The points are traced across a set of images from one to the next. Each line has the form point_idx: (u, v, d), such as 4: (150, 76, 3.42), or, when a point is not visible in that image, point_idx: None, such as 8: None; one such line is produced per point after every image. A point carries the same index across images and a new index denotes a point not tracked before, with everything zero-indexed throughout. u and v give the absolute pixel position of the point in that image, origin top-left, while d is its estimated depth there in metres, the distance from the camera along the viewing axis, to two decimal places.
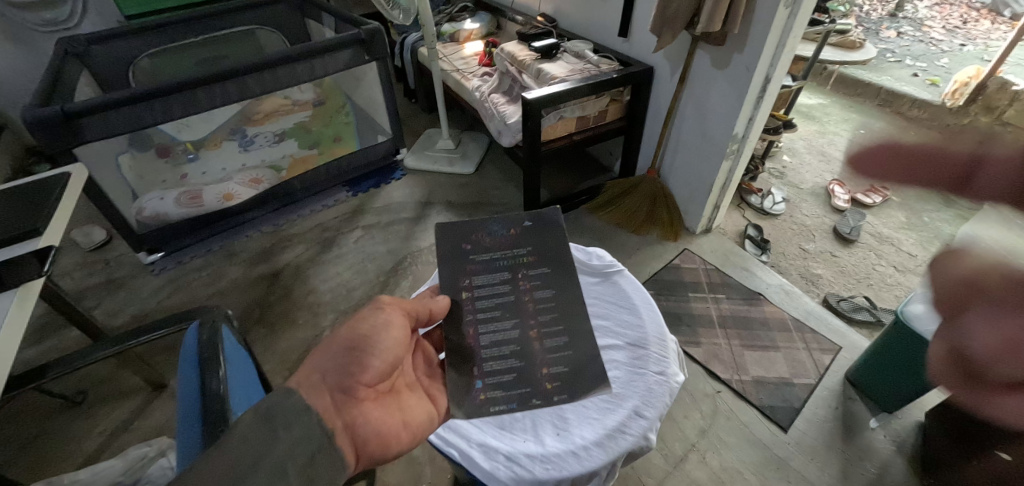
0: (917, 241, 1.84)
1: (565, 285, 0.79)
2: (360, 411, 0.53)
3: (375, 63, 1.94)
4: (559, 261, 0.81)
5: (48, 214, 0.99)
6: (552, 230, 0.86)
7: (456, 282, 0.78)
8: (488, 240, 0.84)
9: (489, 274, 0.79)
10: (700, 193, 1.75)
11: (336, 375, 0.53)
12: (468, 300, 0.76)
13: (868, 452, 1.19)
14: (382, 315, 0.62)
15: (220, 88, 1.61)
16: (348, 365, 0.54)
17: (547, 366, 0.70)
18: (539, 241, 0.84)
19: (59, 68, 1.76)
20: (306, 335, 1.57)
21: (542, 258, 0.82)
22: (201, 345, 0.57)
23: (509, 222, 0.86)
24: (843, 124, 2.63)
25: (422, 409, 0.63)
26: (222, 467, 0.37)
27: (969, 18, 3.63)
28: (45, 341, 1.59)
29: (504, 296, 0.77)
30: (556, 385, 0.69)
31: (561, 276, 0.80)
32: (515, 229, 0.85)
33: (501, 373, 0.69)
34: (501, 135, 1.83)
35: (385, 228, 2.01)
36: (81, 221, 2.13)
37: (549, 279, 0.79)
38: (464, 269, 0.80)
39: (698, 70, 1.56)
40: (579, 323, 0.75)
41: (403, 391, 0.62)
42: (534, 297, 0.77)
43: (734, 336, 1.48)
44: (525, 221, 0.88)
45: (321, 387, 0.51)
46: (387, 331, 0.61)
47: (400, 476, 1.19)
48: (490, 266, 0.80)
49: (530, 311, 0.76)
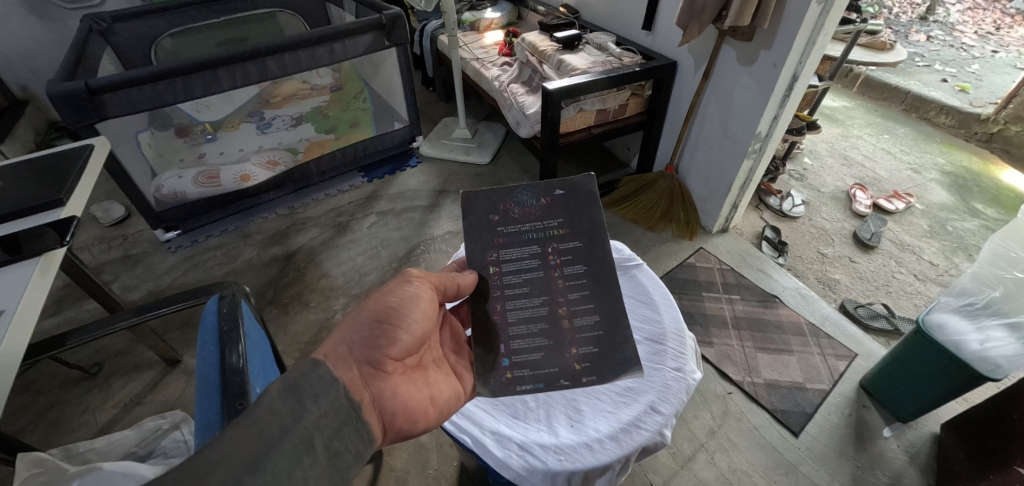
0: (939, 250, 1.80)
1: (597, 259, 0.74)
2: (387, 385, 0.54)
3: (395, 49, 1.93)
4: (593, 235, 0.75)
5: (71, 185, 1.00)
6: (585, 201, 0.77)
7: (484, 255, 0.75)
8: (518, 212, 0.76)
9: (518, 248, 0.75)
10: (719, 193, 1.72)
11: (364, 348, 0.54)
12: (496, 275, 0.74)
13: (880, 461, 1.16)
14: (409, 288, 0.63)
15: (240, 69, 1.62)
16: (377, 339, 0.55)
17: (576, 346, 0.69)
18: (572, 211, 0.77)
19: (85, 43, 1.78)
20: (318, 317, 1.58)
21: (575, 231, 0.76)
22: (222, 317, 0.57)
23: (539, 189, 0.78)
24: (867, 128, 2.57)
25: (448, 386, 0.65)
26: (245, 442, 0.37)
27: (1002, 25, 3.51)
28: (63, 313, 1.63)
29: (533, 271, 0.73)
30: (582, 366, 0.68)
31: (595, 253, 0.75)
32: (546, 198, 0.77)
33: (526, 353, 0.69)
34: (519, 126, 1.81)
35: (399, 215, 2.01)
36: (101, 196, 2.16)
37: (581, 254, 0.74)
38: (492, 241, 0.75)
39: (723, 65, 1.52)
40: (610, 303, 0.72)
41: (429, 366, 0.64)
42: (565, 274, 0.73)
43: (747, 338, 1.46)
44: (556, 189, 0.78)
45: (350, 359, 0.52)
46: (414, 305, 0.62)
47: (407, 460, 1.20)
48: (519, 239, 0.75)
49: (559, 289, 0.73)
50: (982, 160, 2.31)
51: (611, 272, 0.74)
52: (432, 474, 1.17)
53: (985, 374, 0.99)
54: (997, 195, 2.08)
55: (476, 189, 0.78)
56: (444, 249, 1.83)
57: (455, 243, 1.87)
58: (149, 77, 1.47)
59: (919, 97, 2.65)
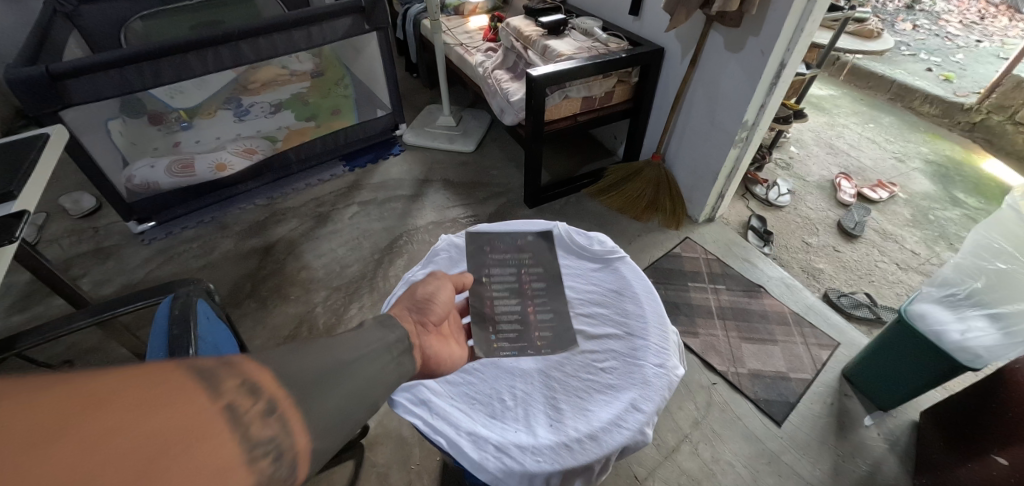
0: (921, 239, 1.81)
1: (560, 276, 0.92)
2: (427, 341, 0.67)
3: (376, 33, 1.86)
4: (558, 259, 0.95)
5: (24, 177, 0.94)
6: (553, 236, 0.99)
7: (475, 270, 0.91)
8: (503, 243, 0.97)
9: (501, 266, 0.93)
10: (706, 181, 1.70)
11: (415, 314, 0.68)
12: (484, 284, 0.89)
13: (860, 449, 1.18)
14: (436, 280, 0.77)
15: (213, 53, 1.54)
16: (420, 308, 0.70)
17: (537, 333, 0.83)
18: (545, 244, 0.98)
19: (48, 26, 1.69)
20: (298, 311, 1.54)
21: (542, 257, 0.96)
22: (173, 321, 0.53)
23: (519, 229, 0.99)
24: (853, 117, 2.57)
25: (462, 348, 0.78)
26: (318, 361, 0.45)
27: (986, 14, 3.53)
28: (31, 308, 1.56)
29: (511, 282, 0.91)
30: (545, 341, 0.81)
31: (556, 269, 0.93)
32: (523, 234, 0.98)
33: (506, 330, 0.83)
34: (503, 113, 1.77)
35: (382, 205, 1.96)
36: (68, 185, 2.07)
37: (547, 272, 0.93)
38: (481, 261, 0.93)
39: (710, 52, 1.49)
40: (568, 305, 0.87)
41: (448, 336, 0.77)
42: (535, 286, 0.90)
43: (732, 328, 1.46)
44: (531, 229, 1.00)
45: (406, 320, 0.66)
46: (440, 293, 0.75)
47: (390, 456, 1.18)
48: (502, 260, 0.94)
49: (530, 295, 0.89)
50: (964, 150, 2.33)
51: (574, 280, 0.91)
52: (414, 469, 1.16)
53: (965, 364, 0.99)
54: (979, 184, 2.10)
55: (473, 226, 0.99)
56: (428, 240, 1.79)
57: (438, 233, 1.83)
58: (114, 62, 1.39)
59: (904, 86, 2.66)
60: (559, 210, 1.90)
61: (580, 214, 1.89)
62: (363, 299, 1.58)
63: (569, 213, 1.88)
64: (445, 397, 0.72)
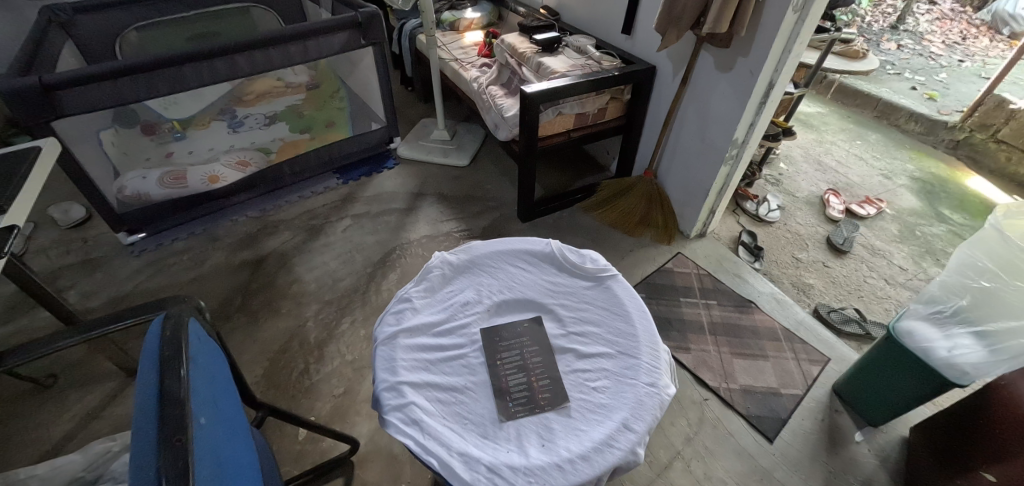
0: (908, 254, 1.84)
1: (556, 293, 0.93)
2: None
3: (371, 48, 1.87)
4: (552, 275, 0.96)
5: (11, 195, 0.92)
6: (547, 252, 0.99)
7: (471, 288, 0.93)
8: (496, 260, 0.98)
9: (496, 282, 0.94)
10: (697, 197, 1.73)
11: None
12: (484, 298, 0.91)
13: (852, 465, 1.18)
14: None
15: (208, 66, 1.54)
16: None
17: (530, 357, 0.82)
18: (542, 259, 0.99)
19: (41, 35, 1.68)
20: (289, 325, 1.52)
21: (540, 272, 0.97)
22: (164, 341, 0.49)
23: (514, 248, 1.00)
24: (841, 134, 2.62)
25: None
26: None
27: (968, 35, 3.63)
28: (14, 321, 1.53)
29: (511, 295, 0.92)
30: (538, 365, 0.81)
31: (552, 286, 0.94)
32: (519, 252, 1.00)
33: (508, 352, 0.82)
34: (497, 128, 1.79)
35: (375, 218, 1.96)
36: (57, 195, 2.05)
37: (543, 289, 0.93)
38: (478, 279, 0.95)
39: (701, 70, 1.52)
40: (563, 326, 0.87)
41: None
42: (533, 302, 0.91)
43: (723, 344, 1.46)
44: (528, 246, 1.01)
45: None
46: None
47: (379, 474, 1.16)
48: (498, 277, 0.95)
49: (525, 312, 0.90)
50: (948, 167, 2.38)
51: (566, 297, 0.92)
52: None
53: (952, 380, 1.01)
54: (963, 201, 2.15)
55: (464, 246, 1.00)
56: (421, 253, 1.79)
57: (431, 247, 1.83)
58: (108, 73, 1.39)
59: (890, 104, 2.72)
60: (552, 224, 1.91)
61: (574, 228, 1.90)
62: (356, 313, 1.57)
63: (562, 228, 1.89)
64: (437, 416, 0.71)
